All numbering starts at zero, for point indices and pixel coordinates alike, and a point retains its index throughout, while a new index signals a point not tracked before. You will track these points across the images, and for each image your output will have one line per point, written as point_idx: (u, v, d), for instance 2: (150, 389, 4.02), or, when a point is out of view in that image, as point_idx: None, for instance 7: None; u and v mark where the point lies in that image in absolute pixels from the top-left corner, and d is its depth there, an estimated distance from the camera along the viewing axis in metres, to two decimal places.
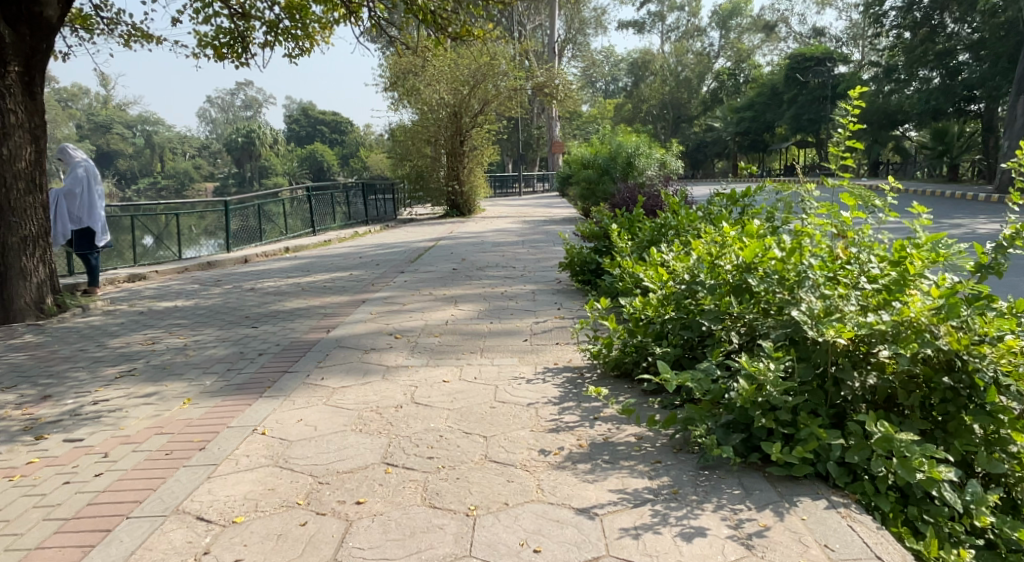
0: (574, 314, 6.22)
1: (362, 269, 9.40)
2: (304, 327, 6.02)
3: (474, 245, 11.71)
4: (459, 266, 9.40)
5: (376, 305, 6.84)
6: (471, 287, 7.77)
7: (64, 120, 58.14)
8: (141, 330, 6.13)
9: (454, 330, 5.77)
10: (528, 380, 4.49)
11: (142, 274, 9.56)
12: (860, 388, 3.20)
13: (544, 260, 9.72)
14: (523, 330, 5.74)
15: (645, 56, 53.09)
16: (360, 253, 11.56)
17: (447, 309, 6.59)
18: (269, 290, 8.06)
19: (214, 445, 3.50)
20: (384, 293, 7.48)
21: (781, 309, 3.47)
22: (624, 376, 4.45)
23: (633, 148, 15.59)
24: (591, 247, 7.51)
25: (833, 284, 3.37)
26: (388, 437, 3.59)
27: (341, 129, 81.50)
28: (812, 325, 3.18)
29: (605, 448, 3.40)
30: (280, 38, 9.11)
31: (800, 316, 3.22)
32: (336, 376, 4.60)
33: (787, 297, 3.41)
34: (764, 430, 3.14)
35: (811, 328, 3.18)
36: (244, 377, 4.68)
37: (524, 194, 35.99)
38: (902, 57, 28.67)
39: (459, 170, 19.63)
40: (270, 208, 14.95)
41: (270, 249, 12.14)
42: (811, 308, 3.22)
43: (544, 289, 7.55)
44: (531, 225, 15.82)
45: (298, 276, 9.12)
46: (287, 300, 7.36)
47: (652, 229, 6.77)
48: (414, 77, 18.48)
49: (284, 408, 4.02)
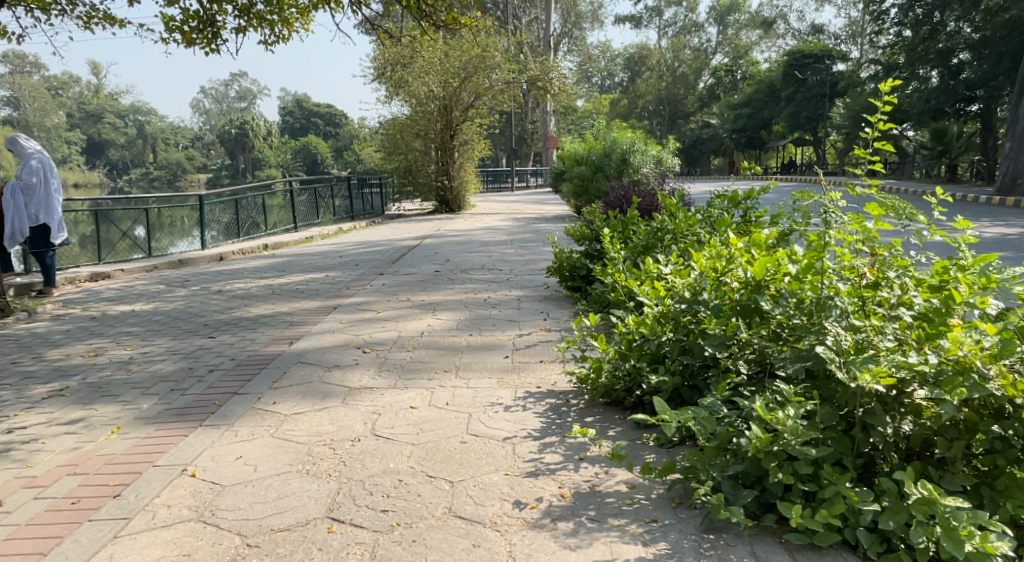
0: (562, 326, 5.71)
1: (339, 270, 8.87)
2: (266, 338, 5.48)
3: (460, 244, 11.19)
4: (443, 268, 8.87)
5: (348, 313, 6.31)
6: (453, 293, 7.24)
7: (54, 108, 57.48)
8: (86, 339, 5.58)
9: (430, 344, 5.24)
10: (506, 407, 3.97)
11: (106, 273, 9.00)
12: (893, 435, 2.70)
13: (532, 263, 9.20)
14: (505, 344, 5.21)
15: (641, 51, 52.56)
16: (340, 252, 11.02)
17: (424, 318, 6.06)
18: (238, 293, 7.52)
19: (131, 492, 2.99)
20: (358, 298, 6.94)
21: (800, 339, 2.95)
22: (615, 404, 3.95)
23: (628, 144, 15.08)
24: (582, 251, 7.01)
25: (863, 312, 2.86)
26: (338, 482, 3.07)
27: (335, 121, 80.78)
28: (839, 363, 2.68)
29: (592, 501, 2.89)
30: (253, 24, 8.53)
31: (824, 353, 2.71)
32: (290, 400, 4.07)
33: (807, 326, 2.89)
34: (780, 486, 2.65)
35: (839, 368, 2.67)
36: (186, 401, 4.15)
37: (518, 189, 35.53)
38: (902, 55, 28.13)
39: (448, 164, 19.06)
40: (254, 203, 14.43)
41: (247, 246, 11.58)
42: (839, 343, 2.71)
43: (531, 296, 7.03)
44: (522, 222, 15.32)
45: (271, 277, 8.58)
46: (253, 305, 6.82)
47: (647, 233, 6.25)
48: (402, 69, 17.86)
49: (224, 442, 3.50)
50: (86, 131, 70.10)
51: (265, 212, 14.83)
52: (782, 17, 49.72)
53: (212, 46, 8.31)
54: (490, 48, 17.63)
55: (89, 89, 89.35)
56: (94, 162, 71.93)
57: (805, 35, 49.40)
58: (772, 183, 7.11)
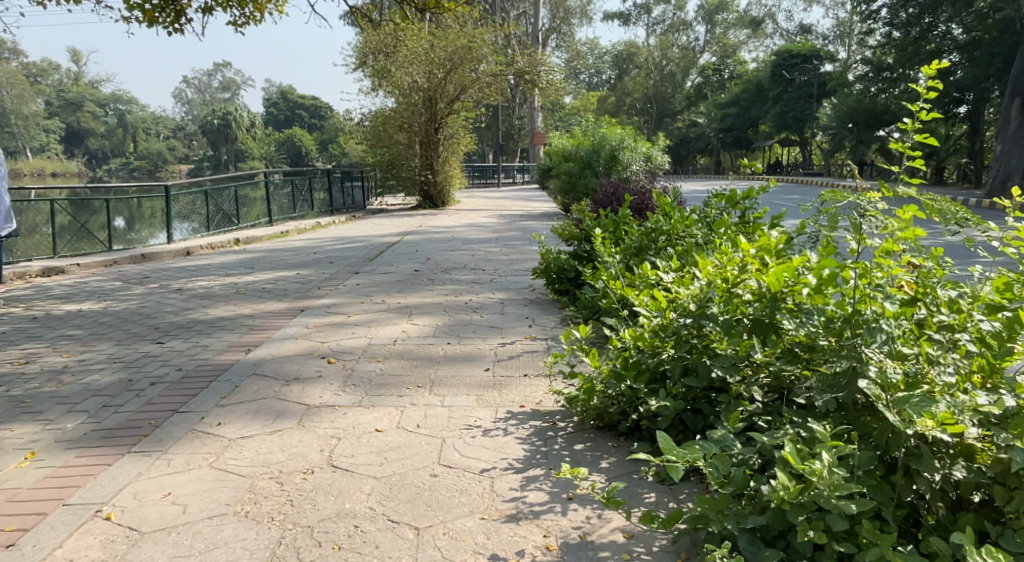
0: (549, 335, 5.25)
1: (312, 268, 8.36)
2: (221, 345, 4.96)
3: (442, 242, 10.70)
4: (422, 267, 8.38)
5: (316, 316, 5.80)
6: (431, 295, 6.75)
7: (32, 95, 56.34)
8: (20, 344, 5.06)
9: (403, 353, 4.76)
10: (485, 431, 3.48)
11: (60, 268, 8.44)
12: (943, 483, 2.24)
13: (517, 263, 8.73)
14: (485, 355, 4.74)
15: (630, 48, 52.23)
16: (315, 248, 10.49)
17: (400, 323, 5.58)
18: (198, 292, 6.99)
19: (28, 541, 2.51)
20: (328, 299, 6.44)
21: (832, 366, 2.50)
22: (608, 428, 3.48)
23: (617, 141, 14.68)
24: (570, 252, 6.57)
25: (910, 337, 2.41)
26: (280, 528, 2.57)
27: (320, 113, 79.73)
28: (886, 402, 2.22)
29: (582, 554, 2.43)
30: (221, 4, 8.00)
31: (869, 388, 2.25)
32: (239, 420, 3.57)
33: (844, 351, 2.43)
34: (811, 545, 2.18)
35: (887, 407, 2.22)
36: (119, 420, 3.64)
37: (504, 185, 35.06)
38: (891, 56, 27.94)
39: (432, 159, 18.49)
40: (228, 195, 13.79)
41: (216, 240, 11.01)
42: (886, 376, 2.26)
43: (514, 299, 6.57)
44: (508, 219, 14.85)
45: (238, 275, 8.06)
46: (212, 305, 6.30)
47: (642, 234, 5.83)
48: (384, 59, 17.26)
49: (152, 474, 3.01)
50: (65, 119, 68.85)
51: (242, 204, 14.30)
52: (771, 16, 49.57)
53: (177, 27, 7.85)
54: (477, 37, 17.06)
55: (68, 77, 87.70)
56: (73, 151, 70.67)
57: (793, 34, 49.29)
58: (772, 182, 6.71)
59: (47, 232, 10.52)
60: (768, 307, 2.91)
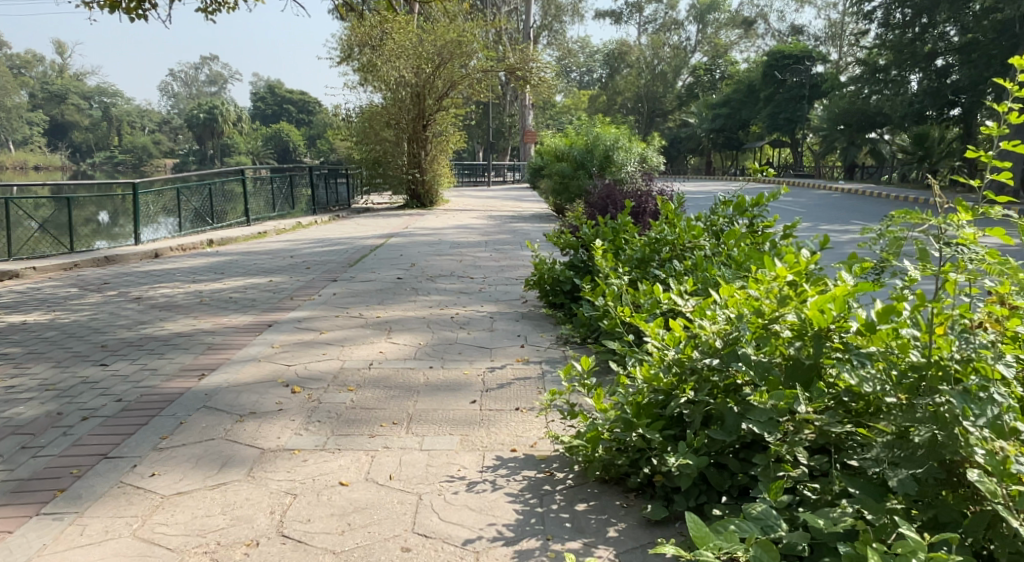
0: (544, 357, 4.72)
1: (287, 274, 7.78)
2: (172, 369, 4.38)
3: (428, 246, 10.15)
4: (406, 274, 7.82)
5: (285, 333, 5.22)
6: (414, 307, 6.20)
7: (15, 87, 55.34)
8: None
9: (379, 381, 4.21)
10: (469, 486, 2.93)
11: (14, 271, 7.82)
12: None
13: (508, 270, 8.20)
14: (472, 383, 4.19)
15: (621, 47, 51.76)
16: (294, 251, 9.91)
17: (378, 343, 5.01)
18: (158, 302, 6.39)
19: None
20: (299, 312, 5.86)
21: (913, 437, 2.00)
22: (615, 482, 2.92)
23: (611, 140, 14.17)
24: (566, 262, 6.07)
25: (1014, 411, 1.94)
26: None
27: (308, 109, 78.74)
28: (1005, 502, 1.73)
29: None
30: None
31: (982, 480, 1.76)
32: (178, 471, 3.01)
33: (937, 423, 1.93)
34: None
35: (1005, 507, 1.74)
36: (35, 467, 3.07)
37: (494, 184, 34.49)
38: (886, 57, 27.58)
39: (420, 156, 17.92)
40: (210, 191, 13.22)
41: (188, 241, 10.39)
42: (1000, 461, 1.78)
43: (504, 313, 6.04)
44: (498, 221, 14.29)
45: (205, 282, 7.47)
46: (170, 318, 5.71)
47: (643, 245, 5.38)
48: (371, 52, 16.70)
49: (58, 546, 2.47)
50: (48, 112, 67.75)
51: (225, 199, 13.76)
52: (763, 17, 49.21)
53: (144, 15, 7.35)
54: (467, 32, 16.51)
55: (52, 68, 86.27)
56: (56, 144, 69.52)
57: (785, 36, 49.03)
58: (782, 188, 6.25)
59: (29, 224, 10.25)
60: (816, 348, 2.40)
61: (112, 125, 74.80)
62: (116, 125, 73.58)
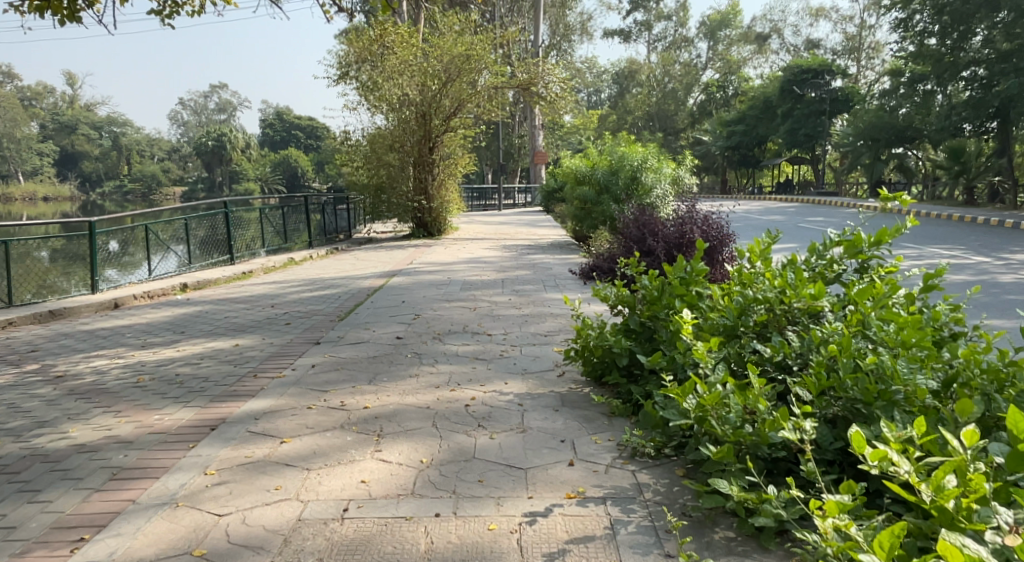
0: (608, 488, 3.12)
1: (261, 334, 6.27)
2: (34, 529, 2.84)
3: (434, 288, 8.62)
4: (407, 331, 6.27)
5: (228, 444, 3.65)
6: (416, 388, 4.63)
7: (24, 119, 54.85)
8: None
9: (352, 551, 2.62)
10: None
11: None
12: None
13: (532, 322, 6.65)
14: (502, 554, 2.60)
15: (631, 65, 50.59)
16: (277, 298, 8.42)
17: (360, 462, 3.43)
18: (79, 385, 4.86)
19: None
20: (259, 402, 4.33)
21: None
22: None
23: (639, 160, 12.57)
24: (619, 326, 4.57)
25: None
26: None
27: (316, 134, 77.84)
28: None
29: None
30: None
31: None
32: None
33: None
34: None
35: None
36: None
37: (505, 209, 33.05)
38: (926, 66, 26.01)
39: (426, 181, 16.41)
40: (218, 219, 12.15)
41: (157, 287, 8.92)
42: None
43: (538, 397, 4.46)
44: (513, 252, 12.74)
45: (155, 348, 5.97)
46: (82, 415, 4.18)
47: (734, 311, 3.91)
48: (372, 69, 15.47)
49: None
50: (58, 142, 67.01)
51: (238, 226, 12.79)
52: (776, 32, 47.81)
53: (77, 15, 5.92)
54: (476, 45, 15.10)
55: (62, 99, 86.23)
56: (65, 174, 68.80)
57: (800, 50, 47.48)
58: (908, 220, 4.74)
59: (39, 257, 9.25)
60: None
61: (121, 154, 74.27)
62: (125, 154, 73.32)
